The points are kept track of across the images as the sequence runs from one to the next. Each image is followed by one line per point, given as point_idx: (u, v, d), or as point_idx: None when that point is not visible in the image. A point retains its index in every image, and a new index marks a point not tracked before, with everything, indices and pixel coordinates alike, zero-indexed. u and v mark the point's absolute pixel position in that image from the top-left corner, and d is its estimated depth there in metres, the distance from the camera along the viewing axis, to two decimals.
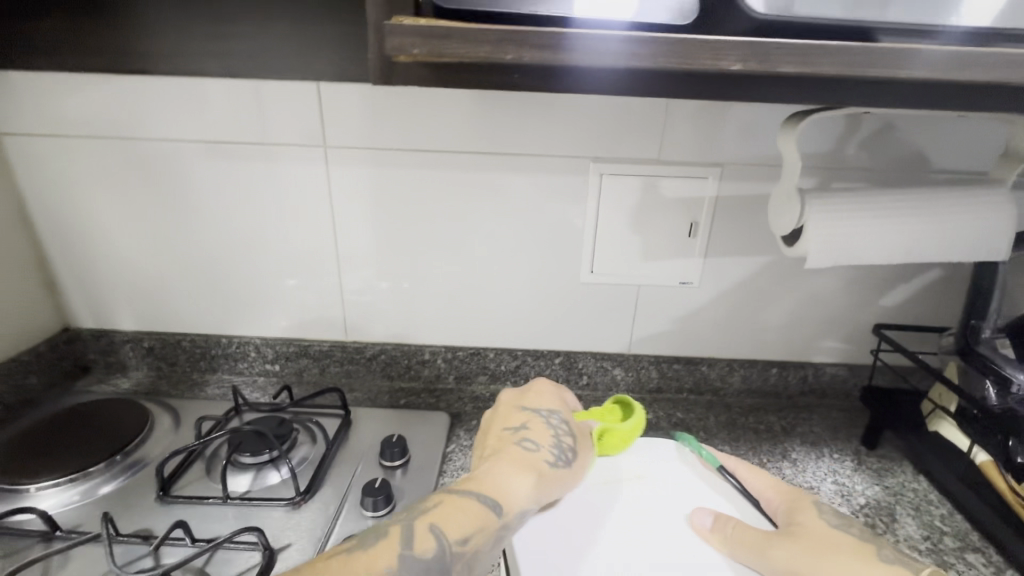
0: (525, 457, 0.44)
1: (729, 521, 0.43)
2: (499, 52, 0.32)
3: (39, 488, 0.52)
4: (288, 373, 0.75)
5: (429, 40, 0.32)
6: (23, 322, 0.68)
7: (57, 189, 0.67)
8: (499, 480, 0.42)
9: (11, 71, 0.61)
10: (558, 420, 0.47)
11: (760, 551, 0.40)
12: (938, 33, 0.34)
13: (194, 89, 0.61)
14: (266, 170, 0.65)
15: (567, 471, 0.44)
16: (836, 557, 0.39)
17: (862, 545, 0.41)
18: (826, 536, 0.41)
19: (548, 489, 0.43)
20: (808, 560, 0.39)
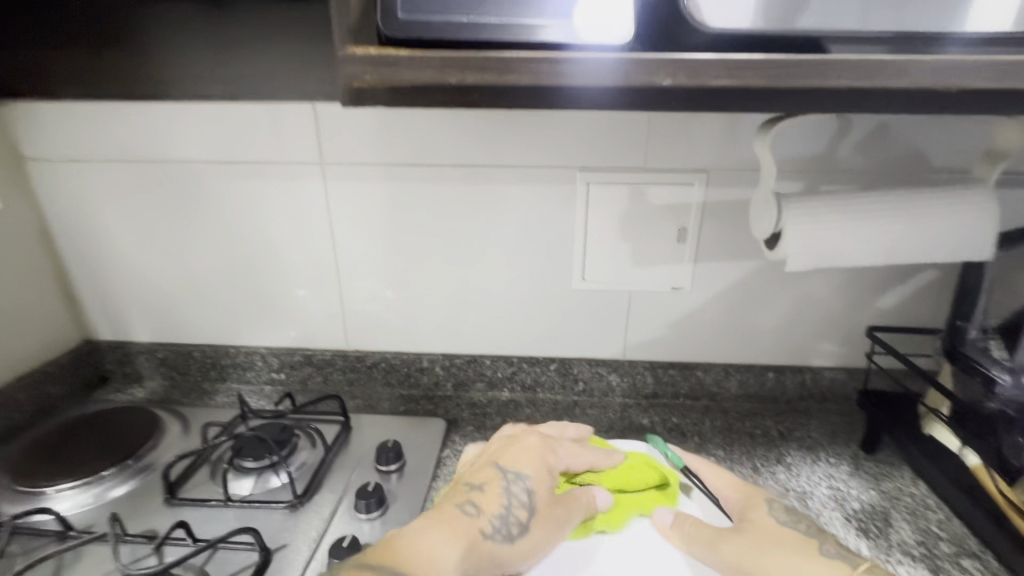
0: (466, 523, 0.43)
1: (688, 519, 0.48)
2: (445, 74, 0.32)
3: (57, 490, 0.55)
4: (293, 381, 0.78)
5: (380, 68, 0.32)
6: (45, 335, 0.73)
7: (75, 210, 0.71)
8: (430, 545, 0.41)
9: (32, 101, 0.66)
10: (520, 488, 0.47)
11: (712, 547, 0.45)
12: (899, 36, 0.35)
13: (199, 112, 0.65)
14: (267, 186, 0.68)
15: (506, 546, 0.43)
16: (780, 552, 0.43)
17: (806, 540, 0.45)
18: (774, 531, 0.45)
19: (478, 564, 0.42)
20: (754, 555, 0.43)
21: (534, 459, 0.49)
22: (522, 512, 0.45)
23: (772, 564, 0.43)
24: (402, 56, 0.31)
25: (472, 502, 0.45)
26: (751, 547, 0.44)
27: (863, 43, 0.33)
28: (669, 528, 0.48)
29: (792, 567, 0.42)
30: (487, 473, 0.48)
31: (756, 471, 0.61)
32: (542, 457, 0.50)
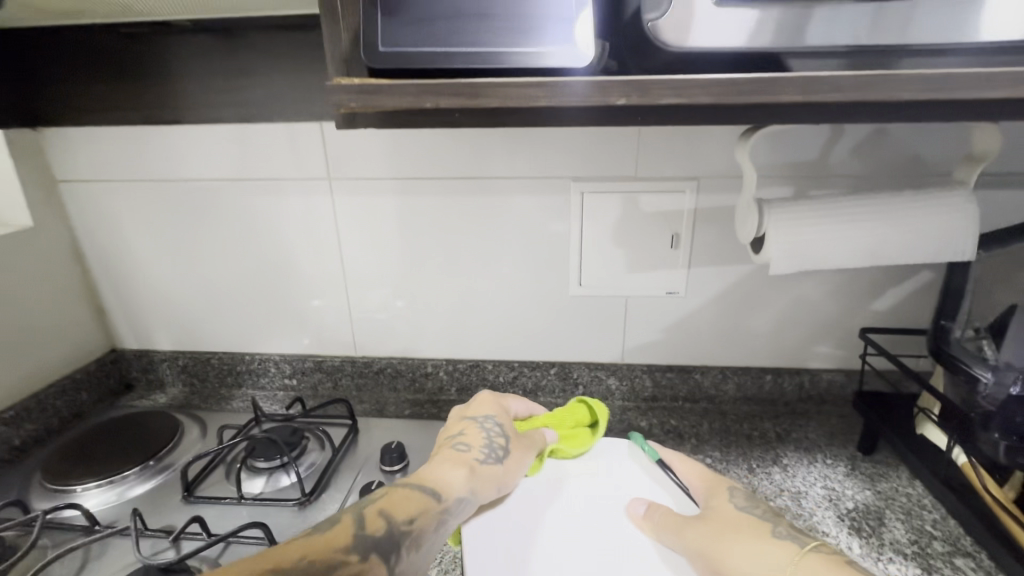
0: (459, 454, 0.48)
1: (659, 508, 0.46)
2: (421, 101, 0.32)
3: (84, 488, 0.59)
4: (305, 386, 0.81)
5: (363, 95, 0.32)
6: (75, 344, 0.77)
7: (103, 227, 0.76)
8: (436, 474, 0.46)
9: (65, 128, 0.71)
10: (491, 424, 0.53)
11: (677, 531, 0.44)
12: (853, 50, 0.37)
13: (215, 134, 0.69)
14: (278, 201, 0.72)
15: (500, 466, 0.48)
16: (738, 536, 0.42)
17: (762, 523, 0.43)
18: (733, 517, 0.44)
19: (483, 481, 0.47)
20: (713, 539, 0.42)
21: (493, 405, 0.55)
22: (503, 439, 0.51)
23: (731, 548, 0.41)
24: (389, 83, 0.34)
25: (460, 441, 0.50)
26: (711, 532, 0.43)
27: (822, 58, 0.35)
28: (639, 517, 0.46)
29: (749, 551, 0.41)
30: (460, 422, 0.53)
31: (752, 472, 0.62)
32: (497, 404, 0.56)
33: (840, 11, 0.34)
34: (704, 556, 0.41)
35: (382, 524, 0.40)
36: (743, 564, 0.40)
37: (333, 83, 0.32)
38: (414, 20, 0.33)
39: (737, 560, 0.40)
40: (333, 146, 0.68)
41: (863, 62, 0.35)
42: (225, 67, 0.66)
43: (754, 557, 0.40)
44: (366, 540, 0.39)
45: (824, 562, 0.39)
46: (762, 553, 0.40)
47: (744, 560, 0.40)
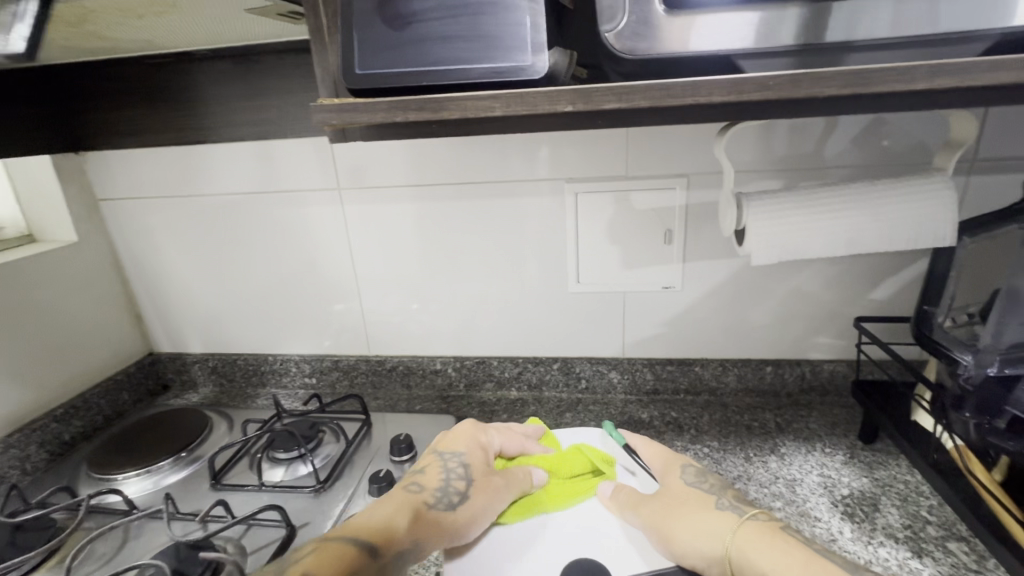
0: (409, 499, 0.48)
1: (625, 488, 0.50)
2: (393, 115, 0.35)
3: (124, 477, 0.65)
4: (323, 385, 0.86)
5: (342, 113, 0.36)
6: (116, 348, 0.85)
7: (138, 240, 0.83)
8: (379, 518, 0.45)
9: (103, 152, 0.78)
10: (454, 464, 0.52)
11: (633, 508, 0.48)
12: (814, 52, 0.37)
13: (235, 151, 0.75)
14: (294, 211, 0.78)
15: (450, 512, 0.47)
16: (685, 510, 0.46)
17: (705, 495, 0.47)
18: (682, 492, 0.48)
19: (427, 530, 0.45)
20: (663, 514, 0.46)
21: (464, 441, 0.55)
22: (462, 482, 0.50)
23: (677, 520, 0.45)
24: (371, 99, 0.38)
25: (418, 482, 0.51)
26: (662, 506, 0.46)
27: (773, 59, 0.37)
28: (608, 498, 0.50)
29: (693, 523, 0.44)
30: (426, 458, 0.54)
31: (748, 460, 0.63)
32: (471, 439, 0.56)
33: (787, 14, 0.36)
34: (656, 528, 0.45)
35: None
36: (688, 534, 0.44)
37: (318, 104, 0.36)
38: (388, 45, 0.36)
39: (683, 531, 0.44)
40: (342, 158, 0.73)
41: (812, 60, 0.37)
42: (242, 89, 0.72)
43: (698, 528, 0.44)
44: None
45: (756, 531, 0.42)
46: (704, 525, 0.44)
47: (688, 531, 0.44)
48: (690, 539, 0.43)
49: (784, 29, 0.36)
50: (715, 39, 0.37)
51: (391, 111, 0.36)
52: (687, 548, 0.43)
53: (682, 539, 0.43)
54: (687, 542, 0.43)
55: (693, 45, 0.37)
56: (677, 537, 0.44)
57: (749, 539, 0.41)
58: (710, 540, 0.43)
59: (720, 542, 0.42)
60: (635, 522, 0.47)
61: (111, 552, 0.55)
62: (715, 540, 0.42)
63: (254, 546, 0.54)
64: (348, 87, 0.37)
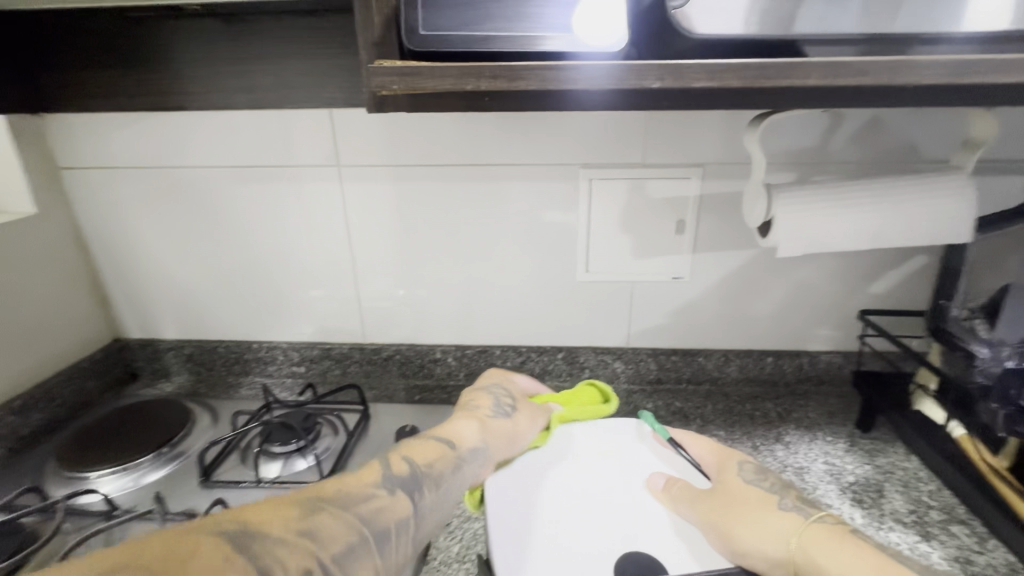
0: (470, 414, 0.52)
1: (678, 483, 0.46)
2: (462, 82, 0.35)
3: (100, 475, 0.59)
4: (313, 373, 0.82)
5: (404, 77, 0.35)
6: (78, 333, 0.77)
7: (107, 215, 0.75)
8: (451, 427, 0.50)
9: (65, 114, 0.70)
10: (499, 391, 0.56)
11: (689, 502, 0.44)
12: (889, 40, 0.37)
13: (223, 121, 0.69)
14: (287, 188, 0.72)
15: (510, 420, 0.51)
16: (745, 510, 0.43)
17: (769, 496, 0.45)
18: (741, 491, 0.45)
19: (493, 433, 0.50)
20: (723, 511, 0.43)
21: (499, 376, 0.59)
22: (509, 401, 0.55)
23: (737, 519, 0.42)
24: (425, 67, 0.35)
25: (471, 405, 0.54)
26: (720, 504, 0.44)
27: (839, 46, 0.37)
28: (659, 491, 0.46)
29: (756, 523, 0.42)
30: (470, 392, 0.57)
31: (756, 449, 0.64)
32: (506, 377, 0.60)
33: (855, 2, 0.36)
34: (713, 524, 0.42)
35: (402, 468, 0.44)
36: (749, 534, 0.41)
37: (375, 65, 0.35)
38: (447, 4, 0.36)
39: (743, 531, 0.41)
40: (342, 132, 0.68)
41: (876, 49, 0.37)
42: (227, 50, 0.64)
43: (760, 528, 0.42)
44: (391, 479, 0.42)
45: (825, 533, 0.40)
46: (767, 524, 0.42)
47: (748, 531, 0.41)
48: (753, 539, 0.41)
49: (852, 16, 0.36)
50: (778, 20, 0.36)
51: (458, 78, 0.35)
52: (747, 548, 0.41)
53: (743, 539, 0.41)
54: (748, 542, 0.41)
55: (765, 27, 0.36)
56: (738, 535, 0.41)
57: (818, 540, 0.40)
58: (773, 540, 0.41)
59: (784, 543, 0.40)
60: (687, 516, 0.44)
61: None
62: (779, 540, 0.41)
63: None
64: (409, 49, 0.37)
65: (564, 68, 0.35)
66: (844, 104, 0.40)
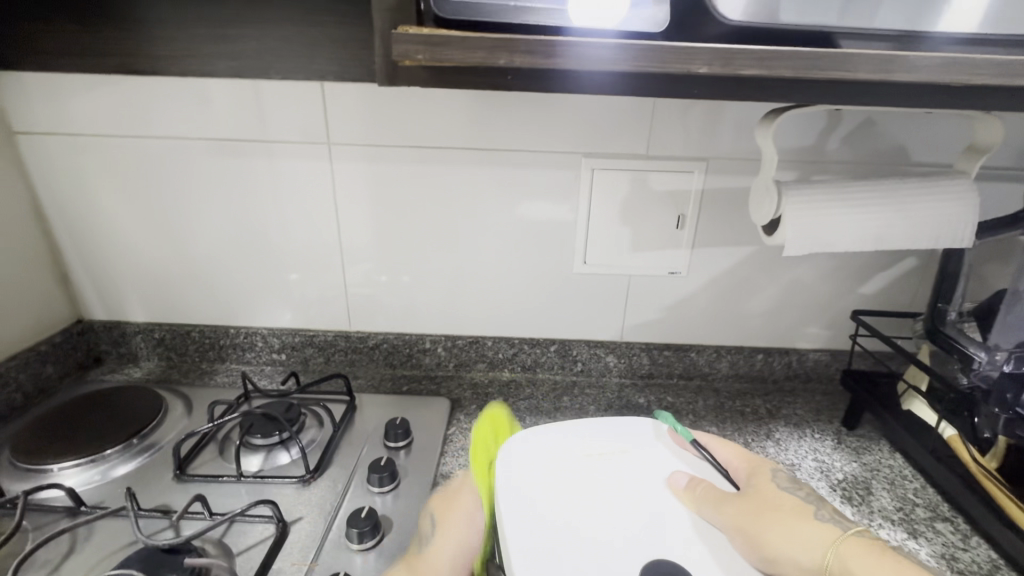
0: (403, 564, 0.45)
1: (701, 483, 0.45)
2: (493, 56, 0.33)
3: (61, 468, 0.55)
4: (294, 361, 0.78)
5: (430, 48, 0.32)
6: (37, 313, 0.71)
7: (70, 186, 0.70)
8: None
9: (23, 74, 0.64)
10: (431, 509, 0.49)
11: (715, 504, 0.43)
12: (922, 38, 0.36)
13: (201, 89, 0.64)
14: (272, 165, 0.68)
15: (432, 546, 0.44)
16: (778, 517, 0.42)
17: (803, 505, 0.44)
18: (775, 498, 0.44)
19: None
20: (755, 516, 0.42)
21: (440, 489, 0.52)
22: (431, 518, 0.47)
23: (770, 526, 0.41)
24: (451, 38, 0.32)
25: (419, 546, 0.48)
26: (751, 509, 0.43)
27: (871, 40, 0.36)
28: (681, 489, 0.44)
29: (789, 530, 0.42)
30: None
31: (747, 446, 0.65)
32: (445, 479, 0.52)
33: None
34: (742, 528, 0.41)
35: None
36: (781, 542, 0.41)
37: (397, 32, 0.33)
38: None
39: (775, 537, 0.41)
40: (334, 108, 0.64)
41: (908, 47, 0.36)
42: (210, 12, 0.60)
43: (795, 537, 0.41)
44: None
45: (863, 546, 0.40)
46: (801, 533, 0.42)
47: (781, 538, 0.41)
48: (786, 548, 0.40)
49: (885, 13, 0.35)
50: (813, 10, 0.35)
51: (487, 53, 0.33)
52: (779, 556, 0.40)
53: (776, 546, 0.40)
54: (781, 549, 0.40)
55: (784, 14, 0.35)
56: (769, 541, 0.40)
57: (854, 552, 0.40)
58: (807, 549, 0.41)
59: (819, 552, 0.40)
60: (710, 518, 0.42)
61: (59, 559, 0.46)
62: (814, 549, 0.41)
63: (241, 546, 0.48)
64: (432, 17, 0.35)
65: (595, 49, 0.33)
66: (869, 100, 0.39)
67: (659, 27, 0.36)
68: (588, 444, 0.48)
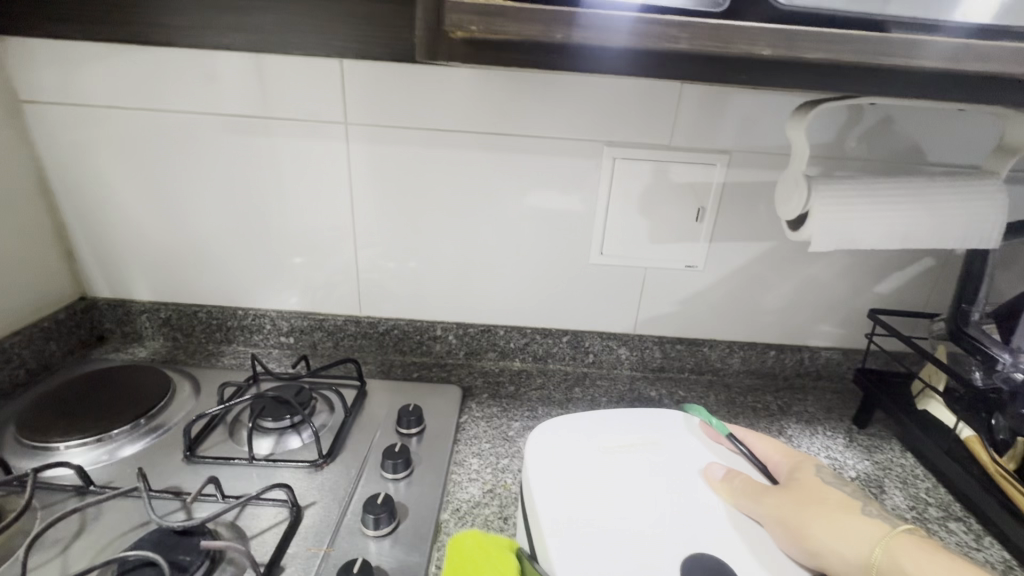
0: None
1: (739, 475, 0.45)
2: (551, 31, 0.33)
3: (68, 446, 0.54)
4: (303, 345, 0.77)
5: (485, 17, 0.33)
6: (42, 288, 0.70)
7: (77, 159, 0.68)
8: None
9: (32, 40, 0.61)
10: None
11: (755, 497, 0.43)
12: (973, 30, 0.35)
13: (217, 63, 0.62)
14: (287, 143, 0.66)
15: None
16: (824, 511, 0.41)
17: (850, 501, 0.43)
18: (821, 491, 0.44)
19: None
20: (798, 508, 0.41)
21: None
22: None
23: (815, 518, 0.41)
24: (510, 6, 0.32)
25: None
26: (794, 502, 0.42)
27: (922, 31, 0.35)
28: (718, 480, 0.45)
29: (836, 523, 0.40)
30: None
31: None
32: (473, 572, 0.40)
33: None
34: (783, 520, 0.41)
35: None
36: (826, 534, 0.40)
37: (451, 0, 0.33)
38: None
39: (820, 530, 0.40)
40: (353, 87, 0.63)
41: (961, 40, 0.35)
42: None
43: (841, 531, 0.40)
44: None
45: (914, 543, 0.39)
46: (848, 528, 0.41)
47: (826, 531, 0.40)
48: (833, 542, 0.39)
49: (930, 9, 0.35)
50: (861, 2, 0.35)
51: (541, 26, 0.33)
52: (824, 547, 0.39)
53: (820, 538, 0.39)
54: (826, 541, 0.39)
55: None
56: (814, 535, 0.39)
57: (906, 549, 0.39)
58: (854, 544, 0.39)
59: (867, 548, 0.39)
60: (749, 510, 0.42)
61: (68, 538, 0.45)
62: (861, 544, 0.39)
63: (255, 529, 0.47)
64: None
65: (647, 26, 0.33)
66: (914, 93, 0.38)
67: (719, 6, 0.35)
68: (619, 434, 0.48)
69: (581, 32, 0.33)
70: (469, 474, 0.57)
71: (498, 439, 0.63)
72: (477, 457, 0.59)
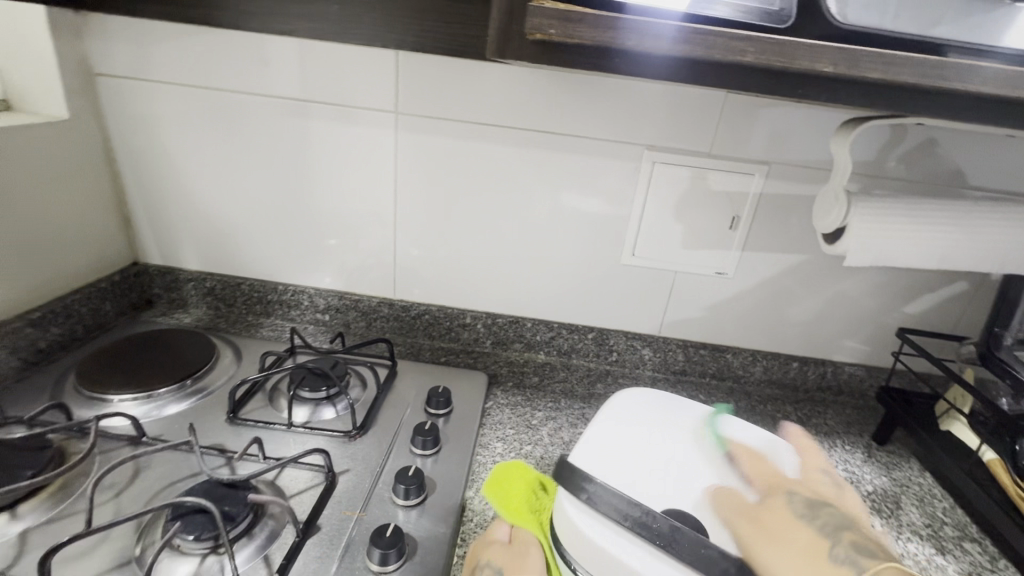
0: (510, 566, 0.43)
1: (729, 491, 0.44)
2: (618, 38, 0.35)
3: (121, 399, 0.58)
4: (337, 323, 0.80)
5: (562, 23, 0.35)
6: (101, 252, 0.74)
7: (142, 132, 0.71)
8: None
9: (111, 17, 0.65)
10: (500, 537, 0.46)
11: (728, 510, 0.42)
12: None
13: (280, 48, 0.65)
14: (338, 128, 0.69)
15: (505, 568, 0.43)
16: (784, 540, 0.38)
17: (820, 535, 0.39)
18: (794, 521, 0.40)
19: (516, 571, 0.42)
20: (758, 532, 0.39)
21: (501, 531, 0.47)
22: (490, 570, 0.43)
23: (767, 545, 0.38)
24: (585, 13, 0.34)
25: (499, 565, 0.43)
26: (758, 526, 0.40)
27: (979, 57, 0.36)
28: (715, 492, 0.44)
29: (790, 557, 0.37)
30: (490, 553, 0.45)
31: None
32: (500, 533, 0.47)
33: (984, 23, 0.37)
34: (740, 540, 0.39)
35: None
36: (773, 562, 0.37)
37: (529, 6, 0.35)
38: None
39: (767, 561, 0.37)
40: (407, 78, 0.65)
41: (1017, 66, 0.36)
42: None
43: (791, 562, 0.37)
44: None
45: None
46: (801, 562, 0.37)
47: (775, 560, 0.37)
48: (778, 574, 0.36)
49: (981, 33, 0.36)
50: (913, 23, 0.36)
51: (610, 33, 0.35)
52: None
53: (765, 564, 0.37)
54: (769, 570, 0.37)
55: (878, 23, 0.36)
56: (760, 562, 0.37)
57: None
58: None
59: None
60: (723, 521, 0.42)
61: (123, 483, 0.49)
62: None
63: (293, 489, 0.50)
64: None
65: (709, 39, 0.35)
66: (966, 114, 0.39)
67: (785, 21, 0.36)
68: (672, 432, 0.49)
69: (646, 40, 0.35)
70: (493, 456, 0.59)
71: (522, 426, 0.65)
72: (501, 441, 0.62)
